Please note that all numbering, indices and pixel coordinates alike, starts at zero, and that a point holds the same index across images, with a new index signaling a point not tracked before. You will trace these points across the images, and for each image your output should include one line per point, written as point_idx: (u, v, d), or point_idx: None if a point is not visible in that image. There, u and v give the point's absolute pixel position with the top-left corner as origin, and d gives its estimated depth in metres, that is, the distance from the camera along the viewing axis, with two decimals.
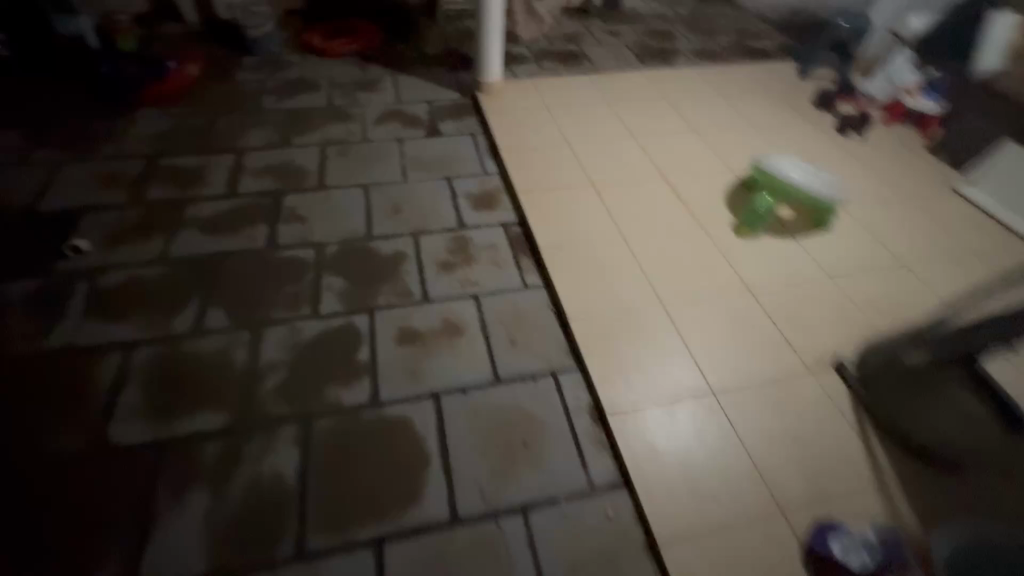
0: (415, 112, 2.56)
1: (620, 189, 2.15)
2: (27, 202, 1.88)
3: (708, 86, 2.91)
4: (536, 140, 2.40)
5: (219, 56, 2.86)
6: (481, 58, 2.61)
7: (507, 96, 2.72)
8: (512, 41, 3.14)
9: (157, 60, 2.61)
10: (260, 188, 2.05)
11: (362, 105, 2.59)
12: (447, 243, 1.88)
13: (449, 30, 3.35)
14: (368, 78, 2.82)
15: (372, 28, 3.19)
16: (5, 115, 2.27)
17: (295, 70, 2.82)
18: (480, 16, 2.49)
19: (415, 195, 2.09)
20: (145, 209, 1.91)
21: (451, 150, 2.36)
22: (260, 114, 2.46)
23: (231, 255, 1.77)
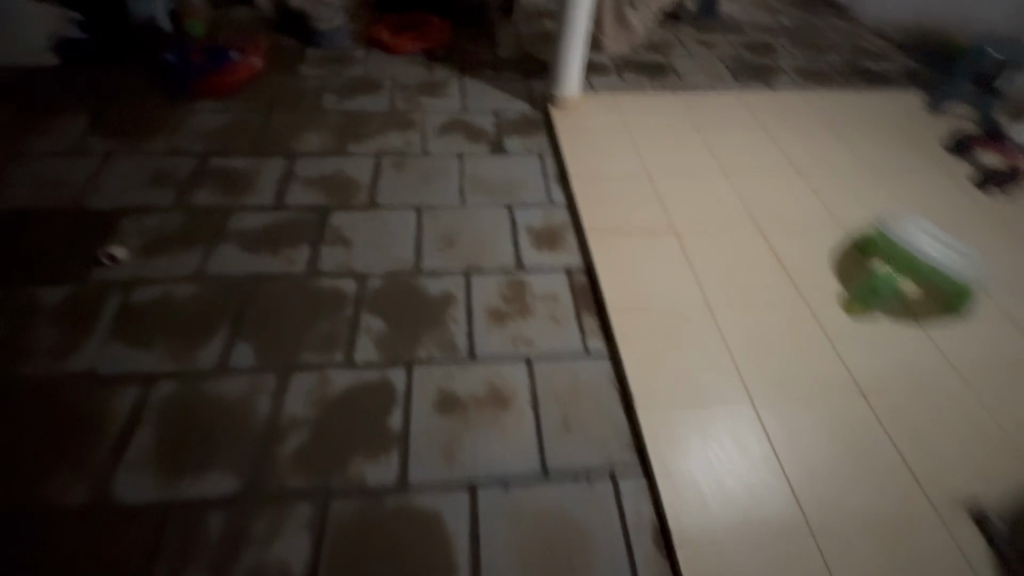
0: (480, 124, 2.35)
1: (707, 238, 1.87)
2: (75, 196, 1.82)
3: (816, 115, 2.52)
4: (612, 167, 2.13)
5: (286, 46, 2.75)
6: (558, 71, 2.36)
7: (582, 110, 2.45)
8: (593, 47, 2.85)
9: (223, 49, 2.52)
10: (309, 200, 1.91)
11: (425, 111, 2.40)
12: (501, 287, 1.66)
13: (525, 30, 3.10)
14: (434, 80, 2.62)
15: (445, 23, 2.98)
16: (69, 97, 2.23)
17: (360, 66, 2.67)
18: (563, 23, 2.24)
19: (471, 224, 1.88)
20: (188, 215, 1.80)
21: (515, 172, 2.13)
22: (319, 115, 2.33)
23: (268, 279, 1.62)
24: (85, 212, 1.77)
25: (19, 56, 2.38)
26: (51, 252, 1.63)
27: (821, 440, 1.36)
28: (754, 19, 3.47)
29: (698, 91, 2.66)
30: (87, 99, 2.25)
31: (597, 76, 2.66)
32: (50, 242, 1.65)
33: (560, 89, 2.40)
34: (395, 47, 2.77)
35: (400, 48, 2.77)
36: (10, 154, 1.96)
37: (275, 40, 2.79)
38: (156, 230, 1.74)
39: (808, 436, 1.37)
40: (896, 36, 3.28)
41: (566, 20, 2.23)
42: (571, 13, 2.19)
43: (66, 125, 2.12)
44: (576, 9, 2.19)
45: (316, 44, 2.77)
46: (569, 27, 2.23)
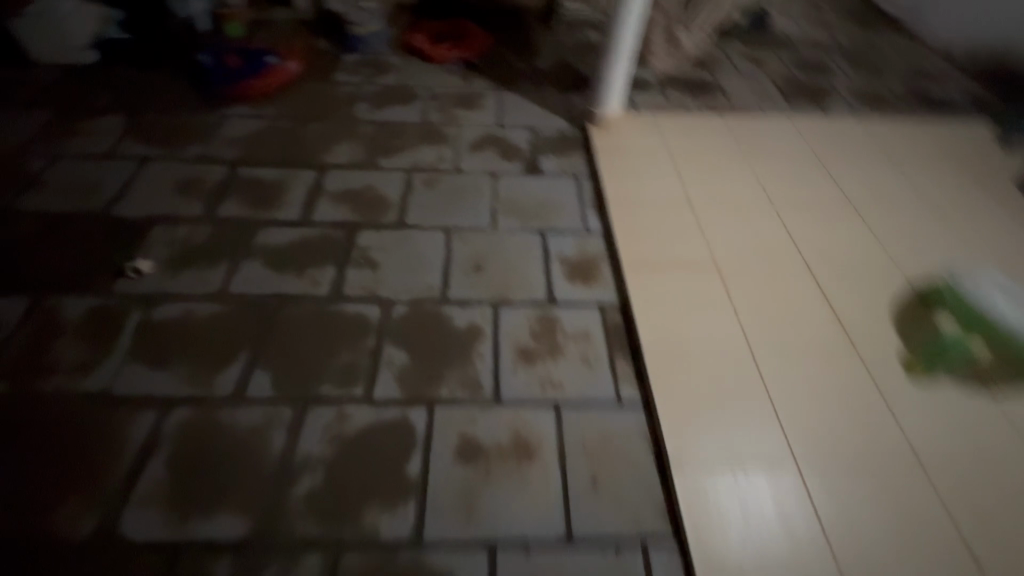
0: (515, 141, 2.27)
1: (753, 277, 1.75)
2: (106, 202, 1.81)
3: (872, 146, 2.38)
4: (653, 194, 2.03)
5: (323, 50, 2.71)
6: (600, 88, 2.27)
7: (622, 130, 2.34)
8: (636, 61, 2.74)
9: (259, 54, 2.50)
10: (336, 216, 1.86)
11: (459, 125, 2.34)
12: (530, 322, 1.57)
13: (565, 41, 3.00)
14: (470, 92, 2.55)
15: (484, 33, 2.91)
16: (108, 99, 2.24)
17: (395, 74, 2.61)
18: (609, 40, 2.14)
19: (502, 250, 1.80)
20: (215, 227, 1.77)
21: (550, 195, 2.04)
22: (352, 125, 2.28)
23: (290, 301, 1.57)
24: (114, 219, 1.75)
25: (60, 51, 2.38)
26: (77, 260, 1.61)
27: (873, 517, 1.26)
28: (808, 35, 3.29)
29: (745, 113, 2.53)
30: (125, 100, 2.26)
31: (639, 93, 2.54)
32: (78, 249, 1.63)
33: (600, 106, 2.31)
34: (432, 55, 2.70)
35: (437, 56, 2.70)
36: (47, 154, 1.96)
37: (312, 43, 2.76)
38: (183, 242, 1.71)
39: (861, 513, 1.26)
40: (962, 60, 3.06)
41: (612, 36, 2.12)
42: (619, 30, 2.09)
43: (103, 127, 2.12)
44: (624, 26, 2.08)
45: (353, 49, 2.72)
46: (615, 45, 2.13)
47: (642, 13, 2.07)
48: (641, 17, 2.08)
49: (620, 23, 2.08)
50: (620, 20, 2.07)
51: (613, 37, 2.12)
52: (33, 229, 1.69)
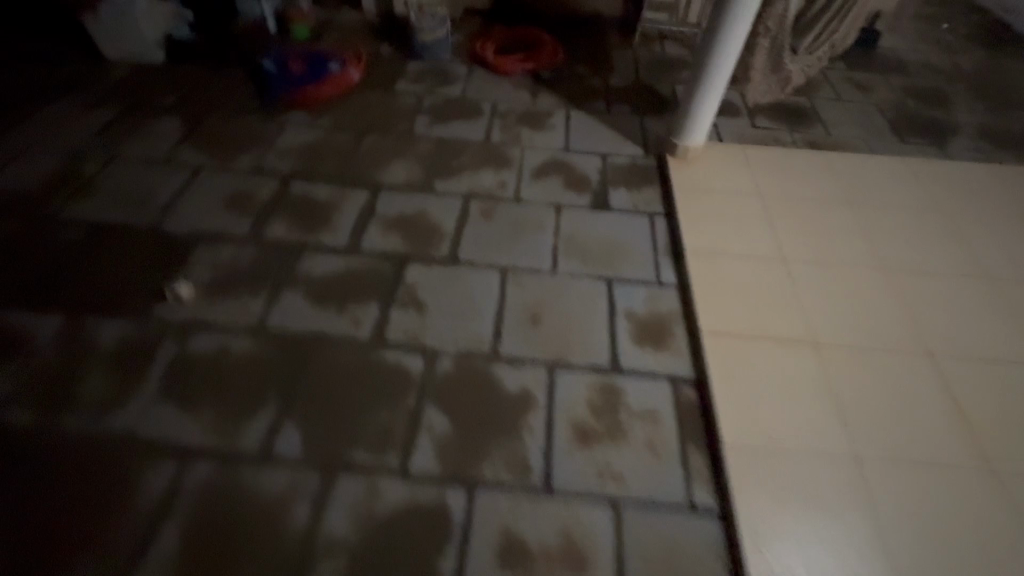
0: (583, 169, 2.07)
1: (860, 357, 1.48)
2: (156, 215, 1.76)
3: (1007, 202, 2.02)
4: (740, 245, 1.77)
5: (387, 57, 2.60)
6: (683, 116, 2.01)
7: (705, 163, 2.09)
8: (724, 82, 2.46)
9: (323, 60, 2.42)
10: (385, 245, 1.72)
11: (522, 147, 2.16)
12: (590, 393, 1.38)
13: (644, 56, 2.77)
14: (536, 110, 2.37)
15: (556, 44, 2.70)
16: (171, 101, 2.22)
17: (459, 86, 2.46)
18: (700, 66, 1.90)
19: (562, 299, 1.60)
20: (260, 250, 1.67)
21: (620, 235, 1.82)
22: (409, 141, 2.14)
23: (329, 343, 1.45)
24: (161, 235, 1.69)
25: (132, 51, 2.37)
26: (120, 278, 1.56)
27: None
28: (924, 57, 2.88)
29: (847, 151, 2.21)
30: (186, 104, 2.21)
31: (725, 120, 2.27)
32: (122, 269, 1.58)
33: (683, 137, 2.04)
34: (499, 66, 2.53)
35: (504, 68, 2.52)
36: (105, 159, 1.93)
37: (376, 48, 2.65)
38: (225, 265, 1.62)
39: None
40: None
41: (707, 55, 1.86)
42: (714, 55, 1.85)
43: (162, 130, 2.08)
44: (720, 52, 1.83)
45: (417, 58, 2.60)
46: (708, 71, 1.88)
47: (743, 38, 1.82)
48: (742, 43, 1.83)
49: (715, 48, 1.83)
50: (715, 44, 1.83)
51: (705, 63, 1.87)
52: (81, 242, 1.65)
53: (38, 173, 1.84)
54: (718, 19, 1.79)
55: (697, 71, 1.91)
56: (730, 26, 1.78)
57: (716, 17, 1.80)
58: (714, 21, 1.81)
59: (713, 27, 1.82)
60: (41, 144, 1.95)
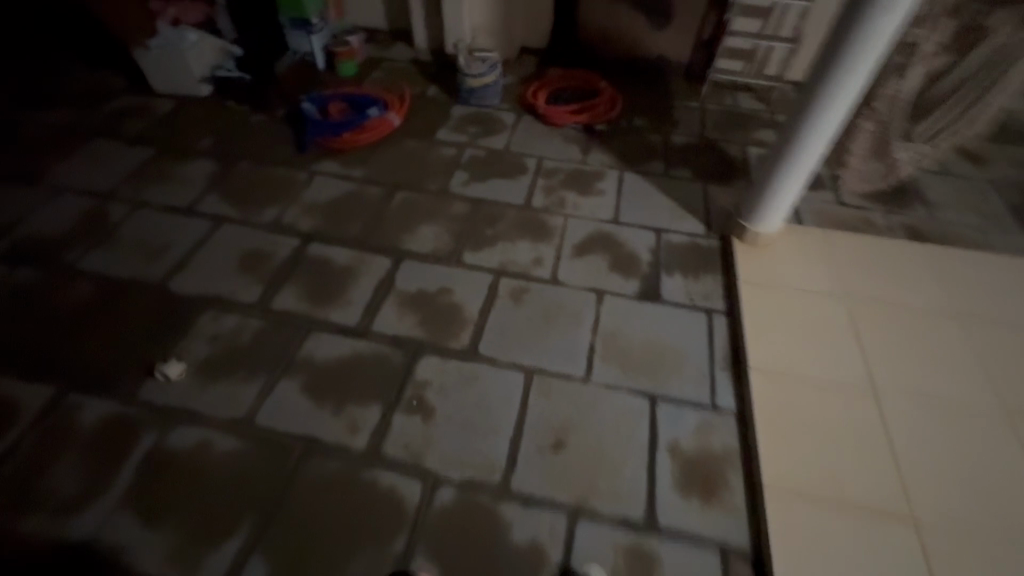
0: (634, 246, 1.81)
1: (970, 549, 1.18)
2: (164, 271, 1.66)
3: None
4: (821, 369, 1.47)
5: (432, 100, 2.47)
6: (757, 198, 1.73)
7: (778, 251, 1.78)
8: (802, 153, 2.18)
9: (363, 104, 2.32)
10: (399, 328, 1.54)
11: (566, 214, 1.94)
12: (616, 557, 1.14)
13: (712, 111, 2.51)
14: (586, 169, 2.14)
15: (615, 93, 2.47)
16: (208, 144, 2.16)
17: (504, 137, 2.29)
18: (781, 145, 1.61)
19: (594, 419, 1.36)
20: (264, 323, 1.53)
21: (670, 337, 1.55)
22: (443, 200, 1.97)
23: (319, 453, 1.27)
24: (165, 297, 1.58)
25: (177, 85, 2.35)
26: (114, 349, 1.45)
27: None
28: None
29: (957, 243, 1.84)
30: (222, 147, 2.15)
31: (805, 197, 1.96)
32: (120, 335, 1.48)
33: (753, 222, 1.76)
34: (551, 116, 2.33)
35: (554, 118, 2.33)
36: (130, 205, 1.87)
37: (422, 90, 2.52)
38: (224, 340, 1.48)
39: None
40: None
41: (790, 127, 1.57)
42: (799, 137, 1.56)
43: (192, 174, 2.02)
44: (807, 132, 1.54)
45: (463, 102, 2.45)
46: (790, 152, 1.60)
47: (839, 121, 1.51)
48: (836, 125, 1.52)
49: (801, 128, 1.54)
50: (802, 123, 1.54)
51: (787, 143, 1.59)
52: (85, 300, 1.56)
53: (62, 219, 1.80)
54: (806, 96, 1.50)
55: (777, 150, 1.63)
56: (823, 107, 1.48)
57: (806, 93, 1.50)
58: (801, 97, 1.52)
59: (800, 104, 1.53)
60: (71, 187, 1.92)
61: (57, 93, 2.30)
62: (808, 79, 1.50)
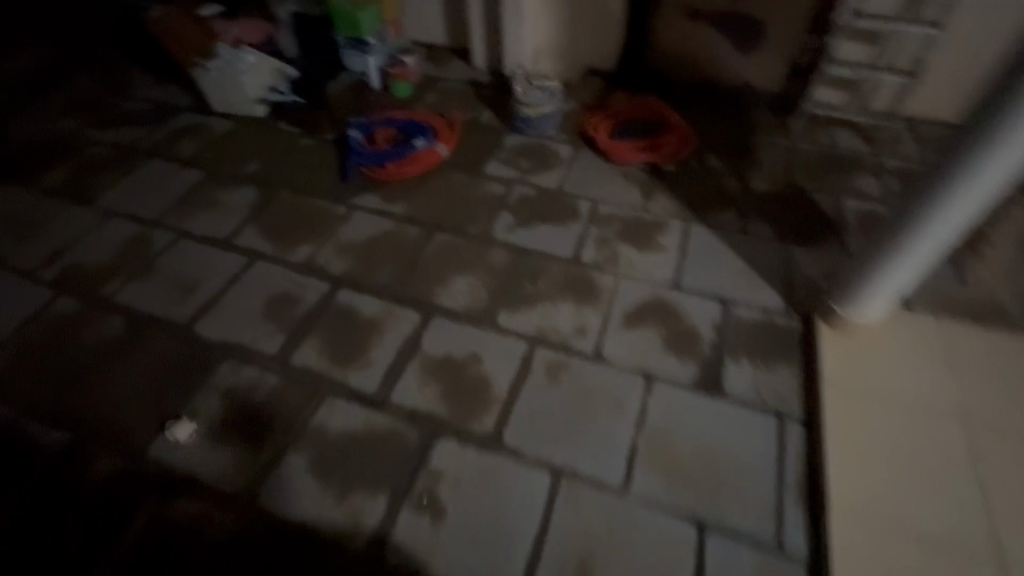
0: (694, 320, 1.57)
1: None
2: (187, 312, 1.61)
3: None
4: (923, 517, 1.21)
5: (485, 128, 2.32)
6: (856, 280, 1.42)
7: (874, 345, 1.48)
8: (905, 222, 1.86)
9: (412, 133, 2.22)
10: (419, 402, 1.40)
11: (619, 273, 1.71)
12: None
13: (802, 151, 2.18)
14: (645, 217, 1.90)
15: (687, 127, 2.19)
16: (255, 170, 2.13)
17: (558, 175, 2.09)
18: (898, 222, 1.29)
19: (630, 549, 1.17)
20: (280, 381, 1.44)
21: (729, 446, 1.31)
22: (484, 246, 1.81)
23: (318, 551, 1.17)
24: (185, 343, 1.53)
25: (235, 106, 2.37)
26: (129, 399, 1.41)
27: None
28: None
29: None
30: (268, 174, 2.11)
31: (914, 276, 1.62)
32: (137, 383, 1.44)
33: (847, 307, 1.45)
34: (612, 153, 2.11)
35: (618, 155, 2.09)
36: (171, 233, 1.86)
37: (475, 116, 2.38)
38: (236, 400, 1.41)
39: None
40: None
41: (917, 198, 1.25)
42: (927, 217, 1.23)
43: (235, 203, 1.98)
44: (939, 212, 1.22)
45: (518, 132, 2.27)
46: (911, 233, 1.27)
47: (985, 201, 1.18)
48: (981, 206, 1.19)
49: (931, 206, 1.22)
50: (933, 200, 1.21)
51: (908, 221, 1.27)
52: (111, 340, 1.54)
53: (107, 246, 1.81)
54: (945, 167, 1.18)
55: (891, 228, 1.31)
56: (967, 184, 1.16)
57: (945, 163, 1.18)
58: (937, 167, 1.20)
59: (933, 175, 1.21)
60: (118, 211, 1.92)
61: (124, 110, 2.37)
62: (949, 145, 1.18)
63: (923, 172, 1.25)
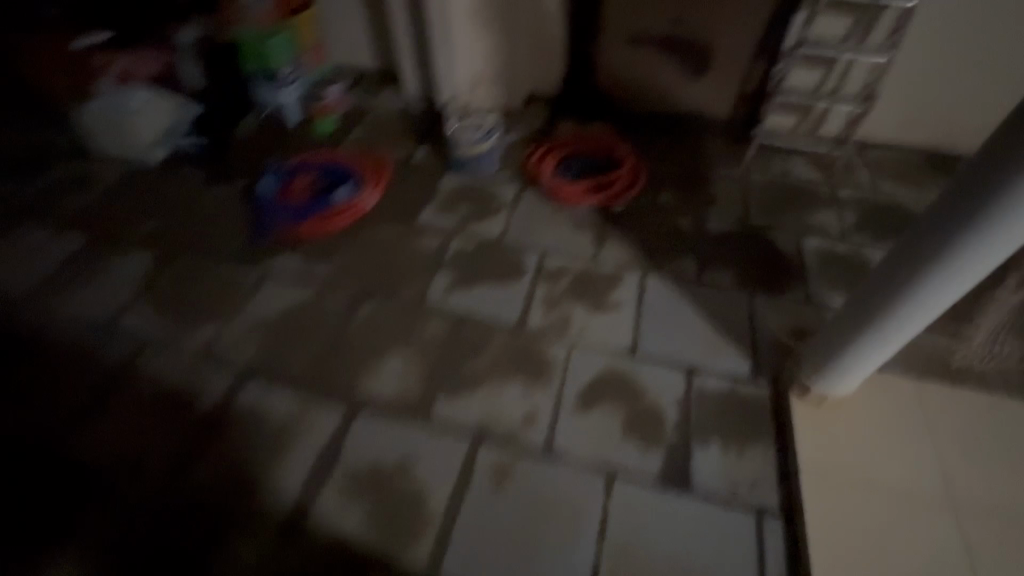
0: (654, 395, 1.41)
1: None
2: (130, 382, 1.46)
3: None
4: None
5: (419, 167, 2.09)
6: (833, 355, 1.27)
7: (851, 417, 1.34)
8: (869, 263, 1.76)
9: (335, 178, 1.98)
10: (341, 531, 1.20)
11: (570, 340, 1.54)
12: None
13: (758, 183, 2.05)
14: (597, 270, 1.72)
15: (639, 162, 2.03)
16: (147, 231, 1.83)
17: (501, 220, 1.89)
18: (869, 306, 1.17)
19: None
20: (170, 513, 1.23)
21: (697, 557, 1.16)
22: (418, 315, 1.59)
23: None
24: (98, 441, 1.35)
25: (126, 148, 2.04)
26: (70, 487, 1.28)
27: None
28: None
29: None
30: (163, 235, 1.81)
31: None
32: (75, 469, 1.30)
33: (821, 388, 1.31)
34: (559, 195, 1.92)
35: (567, 196, 1.91)
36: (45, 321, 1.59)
37: (408, 154, 2.15)
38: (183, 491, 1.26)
39: None
40: None
41: (897, 273, 1.11)
42: (899, 305, 1.11)
43: (121, 275, 1.70)
44: (913, 300, 1.09)
45: (456, 172, 2.05)
46: (883, 320, 1.15)
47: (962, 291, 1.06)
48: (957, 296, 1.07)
49: (904, 295, 1.10)
50: (906, 288, 1.09)
51: (880, 308, 1.14)
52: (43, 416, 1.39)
53: None
54: (918, 255, 1.06)
55: (863, 312, 1.18)
56: (943, 274, 1.04)
57: (917, 252, 1.06)
58: (907, 253, 1.08)
59: (905, 261, 1.09)
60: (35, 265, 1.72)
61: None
62: (918, 230, 1.07)
63: (891, 256, 1.13)
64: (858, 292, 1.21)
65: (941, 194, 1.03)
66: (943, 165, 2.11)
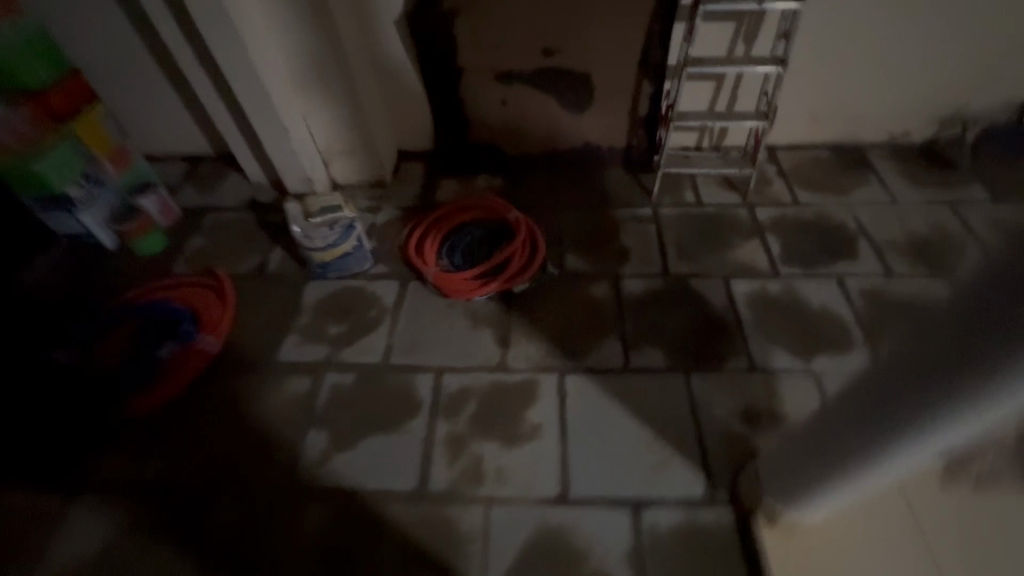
0: (601, 555, 1.14)
1: None
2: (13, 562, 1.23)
3: None
4: None
5: (277, 280, 1.70)
6: (798, 492, 1.01)
7: (830, 535, 1.11)
8: (805, 299, 1.56)
9: (166, 323, 1.58)
10: None
11: (490, 496, 1.23)
12: None
13: (672, 220, 1.81)
14: (508, 381, 1.41)
15: (533, 225, 1.72)
16: None
17: (385, 334, 1.54)
18: (852, 442, 0.86)
19: None
20: None
21: None
22: (294, 507, 1.25)
23: None
24: None
25: None
26: None
27: None
28: None
29: None
30: None
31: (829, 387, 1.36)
32: None
33: (794, 515, 1.06)
34: (446, 289, 1.58)
35: (456, 289, 1.57)
36: None
37: (262, 262, 1.75)
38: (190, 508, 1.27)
39: None
40: None
41: (873, 427, 0.81)
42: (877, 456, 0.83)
43: None
44: (896, 453, 0.80)
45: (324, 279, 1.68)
46: (857, 467, 0.87)
47: (988, 430, 0.74)
48: (979, 435, 0.75)
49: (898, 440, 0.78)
50: (886, 440, 0.80)
51: (853, 453, 0.86)
52: None
53: None
54: (902, 397, 0.75)
55: (845, 449, 0.87)
56: (935, 431, 0.74)
57: (909, 389, 0.74)
58: (887, 395, 0.78)
59: (881, 407, 0.79)
60: None
61: None
62: (893, 371, 0.76)
63: (874, 379, 0.81)
64: (829, 411, 0.91)
65: (926, 322, 0.71)
66: (854, 160, 1.97)
